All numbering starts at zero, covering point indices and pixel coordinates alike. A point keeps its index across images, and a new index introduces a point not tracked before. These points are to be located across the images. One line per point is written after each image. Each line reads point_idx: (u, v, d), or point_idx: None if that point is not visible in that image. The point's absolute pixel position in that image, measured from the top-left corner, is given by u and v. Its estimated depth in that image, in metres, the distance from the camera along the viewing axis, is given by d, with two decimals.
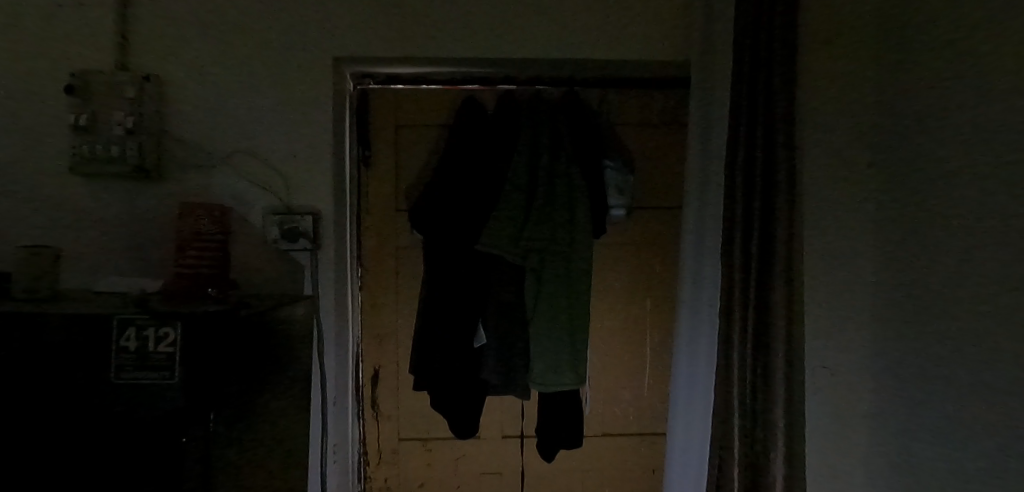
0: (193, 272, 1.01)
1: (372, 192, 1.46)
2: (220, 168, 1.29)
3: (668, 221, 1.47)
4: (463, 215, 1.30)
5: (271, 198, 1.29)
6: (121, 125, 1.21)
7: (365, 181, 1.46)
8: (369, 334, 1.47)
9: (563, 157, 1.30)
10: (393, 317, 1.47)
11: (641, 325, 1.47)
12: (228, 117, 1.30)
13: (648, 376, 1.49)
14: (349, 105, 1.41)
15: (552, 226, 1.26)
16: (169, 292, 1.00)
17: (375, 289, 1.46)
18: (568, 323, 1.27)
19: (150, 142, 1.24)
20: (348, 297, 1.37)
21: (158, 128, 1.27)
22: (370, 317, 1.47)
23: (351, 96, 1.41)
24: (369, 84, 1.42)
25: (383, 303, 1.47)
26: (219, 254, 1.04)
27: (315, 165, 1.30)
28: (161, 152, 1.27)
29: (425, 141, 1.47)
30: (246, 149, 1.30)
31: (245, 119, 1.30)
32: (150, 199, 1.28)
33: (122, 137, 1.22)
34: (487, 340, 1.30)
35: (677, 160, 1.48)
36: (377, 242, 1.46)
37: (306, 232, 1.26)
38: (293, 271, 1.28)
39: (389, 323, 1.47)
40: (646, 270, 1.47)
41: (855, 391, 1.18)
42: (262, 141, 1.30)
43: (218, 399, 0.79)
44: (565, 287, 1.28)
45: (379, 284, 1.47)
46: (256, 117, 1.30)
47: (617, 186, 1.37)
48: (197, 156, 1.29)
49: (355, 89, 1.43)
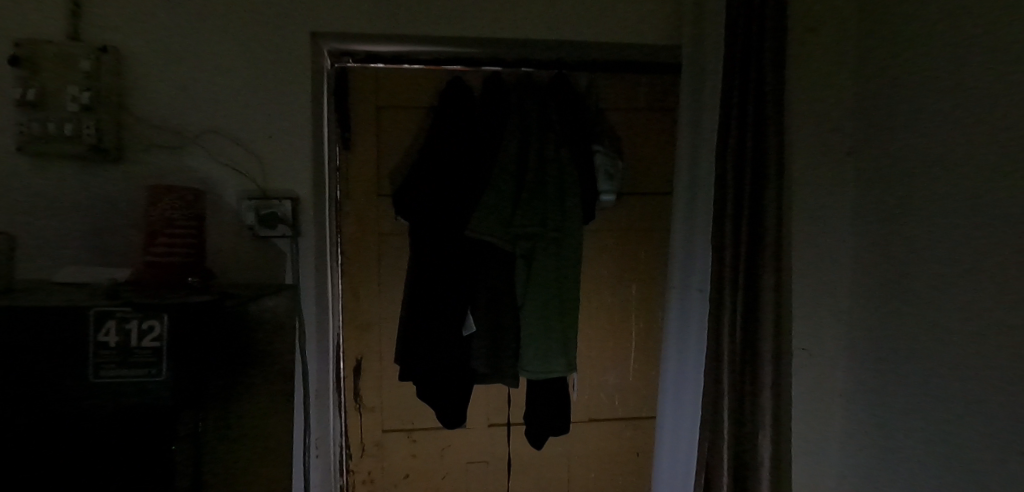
0: (170, 261, 0.94)
1: (351, 176, 1.39)
2: (190, 149, 1.21)
3: (654, 207, 1.47)
4: (450, 201, 1.26)
5: (245, 181, 1.21)
6: (75, 100, 1.11)
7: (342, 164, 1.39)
8: (350, 324, 1.41)
9: (553, 142, 1.28)
10: (375, 305, 1.41)
11: (628, 310, 1.47)
12: (196, 95, 1.21)
13: (635, 362, 1.49)
14: (327, 84, 1.34)
15: (542, 211, 1.24)
16: (139, 283, 0.92)
17: (355, 276, 1.40)
18: (559, 310, 1.26)
19: (109, 120, 1.15)
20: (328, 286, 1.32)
21: (117, 105, 1.17)
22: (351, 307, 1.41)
23: (329, 74, 1.34)
24: (347, 62, 1.35)
25: (363, 291, 1.40)
26: (195, 240, 0.98)
27: (292, 147, 1.23)
28: (120, 131, 1.18)
29: (408, 123, 1.41)
30: (218, 129, 1.22)
31: (217, 96, 1.22)
32: (109, 182, 1.18)
33: (76, 113, 1.12)
34: (476, 328, 1.27)
35: (664, 145, 1.46)
36: (357, 228, 1.40)
37: (285, 217, 1.19)
38: (270, 258, 1.21)
39: (371, 312, 1.41)
40: (633, 255, 1.46)
41: (839, 372, 1.20)
42: (235, 121, 1.22)
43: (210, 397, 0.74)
44: (555, 274, 1.26)
45: (359, 272, 1.40)
46: (228, 94, 1.22)
47: (606, 171, 1.35)
48: (162, 136, 1.20)
49: (332, 67, 1.36)
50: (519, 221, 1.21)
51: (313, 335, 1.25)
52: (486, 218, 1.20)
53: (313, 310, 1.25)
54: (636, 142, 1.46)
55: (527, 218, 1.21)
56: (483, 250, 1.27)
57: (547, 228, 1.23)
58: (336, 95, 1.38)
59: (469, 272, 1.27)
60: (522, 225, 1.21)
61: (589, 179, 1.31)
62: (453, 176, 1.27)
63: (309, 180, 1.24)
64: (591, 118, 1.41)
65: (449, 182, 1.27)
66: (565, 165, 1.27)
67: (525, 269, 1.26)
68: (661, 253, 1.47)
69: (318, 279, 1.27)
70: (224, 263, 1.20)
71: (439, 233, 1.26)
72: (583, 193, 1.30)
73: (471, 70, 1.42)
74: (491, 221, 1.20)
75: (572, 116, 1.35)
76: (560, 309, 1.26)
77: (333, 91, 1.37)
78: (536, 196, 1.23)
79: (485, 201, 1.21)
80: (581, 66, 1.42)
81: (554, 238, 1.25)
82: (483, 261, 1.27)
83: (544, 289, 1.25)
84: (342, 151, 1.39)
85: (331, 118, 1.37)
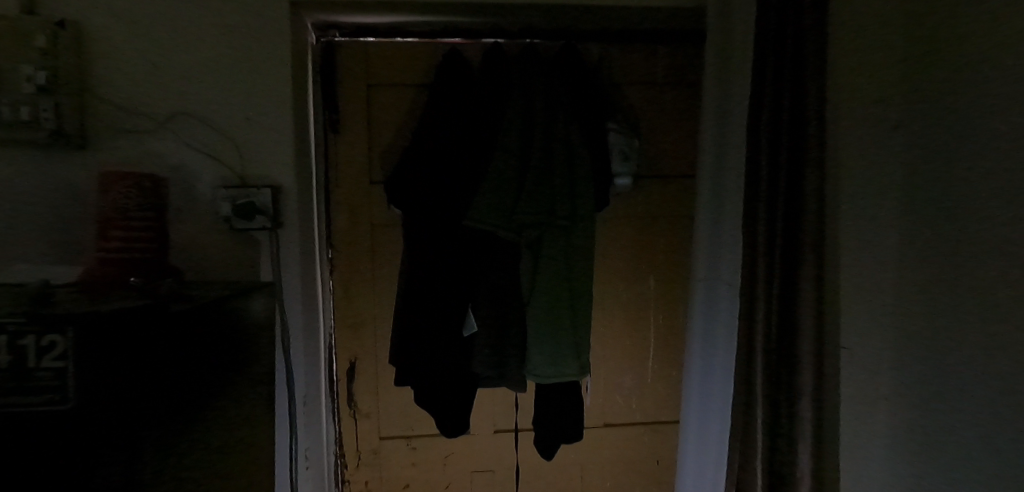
0: (128, 258, 0.84)
1: (341, 162, 1.27)
2: (160, 134, 1.09)
3: (674, 191, 1.33)
4: (447, 189, 1.14)
5: (221, 169, 1.10)
6: (31, 81, 0.99)
7: (331, 149, 1.27)
8: (342, 324, 1.30)
9: (562, 119, 1.14)
10: (369, 302, 1.30)
11: (646, 306, 1.34)
12: (166, 73, 1.10)
13: (653, 362, 1.36)
14: (312, 61, 1.22)
15: (550, 197, 1.10)
16: (88, 284, 0.82)
17: (347, 272, 1.29)
18: (570, 308, 1.13)
19: (69, 102, 1.04)
20: (314, 282, 1.21)
21: (79, 86, 1.06)
22: (343, 305, 1.30)
23: (314, 50, 1.22)
24: (333, 36, 1.24)
25: (355, 288, 1.29)
26: (155, 235, 0.86)
27: (271, 130, 1.12)
28: (84, 115, 1.07)
29: (402, 102, 1.28)
30: (190, 111, 1.10)
31: (189, 75, 1.10)
32: (72, 171, 1.07)
33: (32, 96, 1.00)
34: (477, 328, 1.15)
35: (685, 122, 1.32)
36: (348, 219, 1.28)
37: (264, 208, 1.08)
38: (250, 253, 1.10)
39: (365, 310, 1.30)
40: (652, 244, 1.32)
41: (875, 384, 0.99)
42: (210, 103, 1.11)
43: (153, 417, 0.67)
44: (565, 268, 1.13)
45: (351, 267, 1.29)
46: (201, 73, 1.10)
47: (622, 151, 1.21)
48: (129, 120, 1.09)
49: (318, 42, 1.24)
50: (523, 210, 1.08)
51: (298, 338, 1.15)
52: (486, 207, 1.08)
53: (297, 310, 1.14)
54: (655, 119, 1.31)
55: (533, 205, 1.08)
56: (485, 241, 1.15)
57: (554, 217, 1.10)
58: (322, 73, 1.25)
59: (470, 266, 1.15)
60: (527, 214, 1.08)
61: (602, 161, 1.18)
62: (449, 160, 1.15)
63: (291, 167, 1.12)
64: (604, 94, 1.26)
65: (445, 167, 1.14)
66: (574, 146, 1.13)
67: (530, 262, 1.13)
68: (682, 242, 1.33)
69: (303, 275, 1.16)
70: (198, 260, 1.09)
71: (434, 224, 1.14)
72: (595, 177, 1.16)
73: (470, 41, 1.27)
74: (492, 210, 1.08)
75: (583, 90, 1.21)
76: (570, 307, 1.13)
77: (318, 68, 1.24)
78: (542, 181, 1.10)
79: (485, 188, 1.09)
80: (592, 36, 1.28)
81: (562, 228, 1.12)
82: (485, 253, 1.15)
83: (552, 285, 1.12)
84: (330, 135, 1.26)
85: (317, 99, 1.25)
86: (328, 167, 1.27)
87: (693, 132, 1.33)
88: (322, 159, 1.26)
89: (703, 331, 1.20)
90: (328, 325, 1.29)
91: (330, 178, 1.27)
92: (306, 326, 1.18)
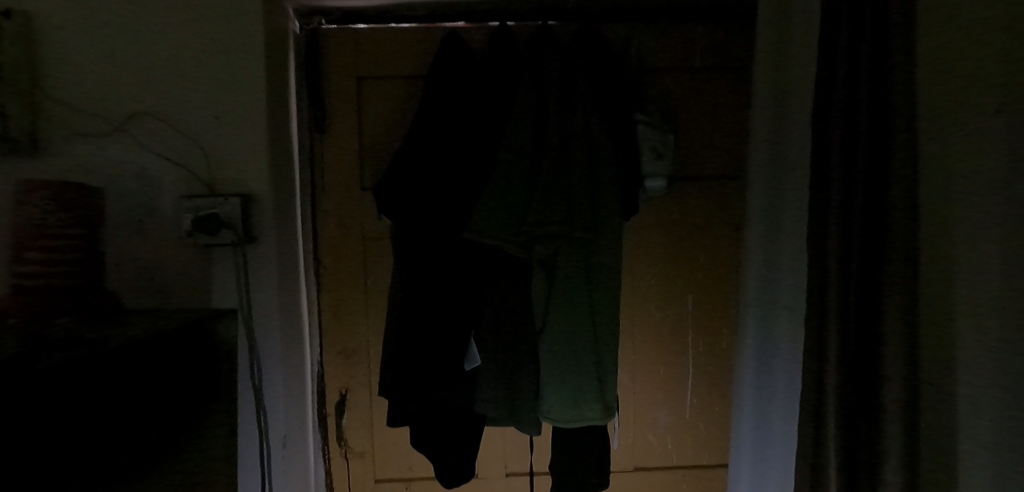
0: (49, 286, 0.69)
1: (329, 166, 1.11)
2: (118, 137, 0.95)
3: (716, 195, 1.12)
4: (444, 195, 0.97)
5: (185, 176, 0.96)
6: None
7: (317, 152, 1.12)
8: (330, 350, 1.14)
9: (581, 109, 0.95)
10: (362, 326, 1.13)
11: (684, 329, 1.13)
12: (125, 67, 0.96)
13: (693, 396, 1.15)
14: (294, 51, 1.07)
15: (568, 203, 0.91)
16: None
17: (337, 291, 1.13)
18: (593, 337, 0.94)
19: (14, 102, 0.91)
20: (295, 303, 1.06)
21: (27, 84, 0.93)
22: (332, 328, 1.13)
23: (296, 39, 1.08)
24: (319, 23, 1.09)
25: (345, 309, 1.13)
26: (83, 258, 0.72)
27: (242, 130, 0.97)
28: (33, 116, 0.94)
29: (396, 97, 1.11)
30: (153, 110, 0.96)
31: (151, 69, 0.96)
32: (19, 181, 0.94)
33: None
34: (481, 362, 0.97)
35: (730, 113, 1.11)
36: (338, 231, 1.12)
37: (231, 221, 0.93)
38: (218, 273, 0.95)
39: (358, 334, 1.14)
40: (689, 257, 1.12)
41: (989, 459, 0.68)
42: (175, 100, 0.97)
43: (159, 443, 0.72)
44: (587, 289, 0.94)
45: (342, 286, 1.13)
46: (164, 65, 0.96)
47: (654, 147, 1.02)
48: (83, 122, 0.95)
49: (302, 31, 1.09)
50: (533, 220, 0.90)
51: (275, 369, 0.99)
52: (488, 217, 0.90)
53: (273, 337, 0.98)
54: (694, 110, 1.11)
55: (546, 213, 0.90)
56: (489, 257, 0.97)
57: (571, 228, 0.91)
58: (306, 65, 1.10)
59: (471, 286, 0.98)
60: (538, 225, 0.90)
61: (630, 159, 0.99)
62: (446, 162, 0.98)
63: (265, 173, 0.97)
64: (632, 80, 1.07)
65: (441, 169, 0.98)
66: (596, 142, 0.94)
67: (544, 282, 0.94)
68: (727, 255, 1.12)
69: (281, 297, 1.01)
70: (160, 281, 0.95)
71: (429, 237, 0.97)
72: (621, 180, 0.97)
73: (475, 24, 1.10)
74: (495, 221, 0.91)
75: (607, 75, 1.02)
76: (593, 336, 0.94)
77: (301, 60, 1.09)
78: (557, 185, 0.91)
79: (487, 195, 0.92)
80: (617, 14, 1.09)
81: (581, 241, 0.93)
82: (489, 271, 0.98)
83: (570, 309, 0.93)
84: (316, 135, 1.11)
85: (301, 95, 1.10)
86: (313, 173, 1.12)
87: (741, 123, 1.12)
88: (307, 163, 1.10)
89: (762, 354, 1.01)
90: (315, 351, 1.14)
91: (316, 185, 1.12)
92: (284, 354, 1.02)
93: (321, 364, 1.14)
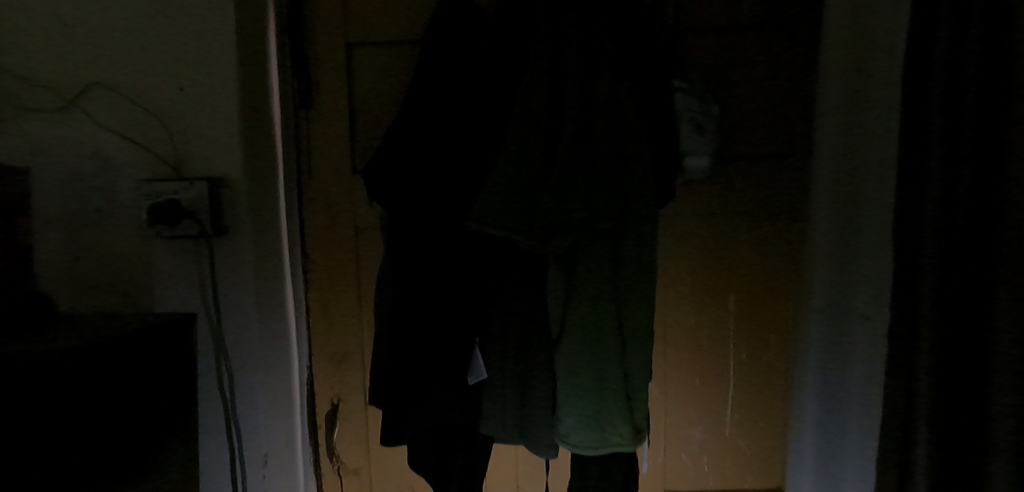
0: None
1: (318, 147, 0.98)
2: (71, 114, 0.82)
3: (769, 180, 0.94)
4: (442, 181, 0.83)
5: (147, 158, 0.83)
6: None
7: (302, 131, 0.98)
8: (320, 356, 1.02)
9: (607, 72, 0.78)
10: (356, 330, 1.01)
11: (733, 333, 0.98)
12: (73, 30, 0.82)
13: (734, 417, 1.00)
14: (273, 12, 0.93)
15: (591, 187, 0.76)
16: None
17: (327, 290, 1.00)
18: (621, 347, 0.78)
19: None
20: (278, 302, 0.93)
21: None
22: (323, 331, 1.01)
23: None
24: None
25: (337, 311, 1.00)
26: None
27: (211, 104, 0.83)
28: None
29: (389, 68, 0.96)
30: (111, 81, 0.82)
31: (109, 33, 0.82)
32: None
33: None
34: (487, 376, 0.83)
35: (788, 79, 0.92)
36: (328, 220, 0.99)
37: (198, 208, 0.80)
38: (185, 268, 0.83)
39: (351, 339, 1.01)
40: (739, 250, 0.97)
41: None
42: (136, 71, 0.83)
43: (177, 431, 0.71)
44: (614, 293, 0.78)
45: (333, 284, 1.00)
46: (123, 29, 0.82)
47: (695, 119, 0.83)
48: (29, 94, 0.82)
49: None
50: (547, 210, 0.75)
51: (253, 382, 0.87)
52: (494, 207, 0.76)
53: (251, 346, 0.86)
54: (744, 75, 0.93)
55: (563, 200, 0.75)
56: (496, 254, 0.83)
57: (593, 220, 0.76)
58: (287, 30, 0.95)
59: (474, 287, 0.83)
60: (554, 216, 0.75)
61: (666, 132, 0.81)
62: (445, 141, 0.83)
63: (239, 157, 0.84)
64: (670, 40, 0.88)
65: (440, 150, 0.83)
66: (624, 115, 0.78)
67: (562, 285, 0.79)
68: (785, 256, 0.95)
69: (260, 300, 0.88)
70: (120, 278, 0.82)
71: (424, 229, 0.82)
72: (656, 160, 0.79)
73: None
74: (502, 211, 0.76)
75: (637, 31, 0.84)
76: (622, 349, 0.78)
77: (282, 24, 0.95)
78: (577, 168, 0.75)
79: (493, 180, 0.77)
80: None
81: (606, 235, 0.77)
82: (492, 270, 0.83)
83: (594, 318, 0.77)
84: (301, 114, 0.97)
85: (283, 64, 0.96)
86: (298, 157, 0.98)
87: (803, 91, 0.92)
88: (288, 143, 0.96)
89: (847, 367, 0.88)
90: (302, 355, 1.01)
91: (301, 170, 0.98)
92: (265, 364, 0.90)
93: (310, 372, 1.02)
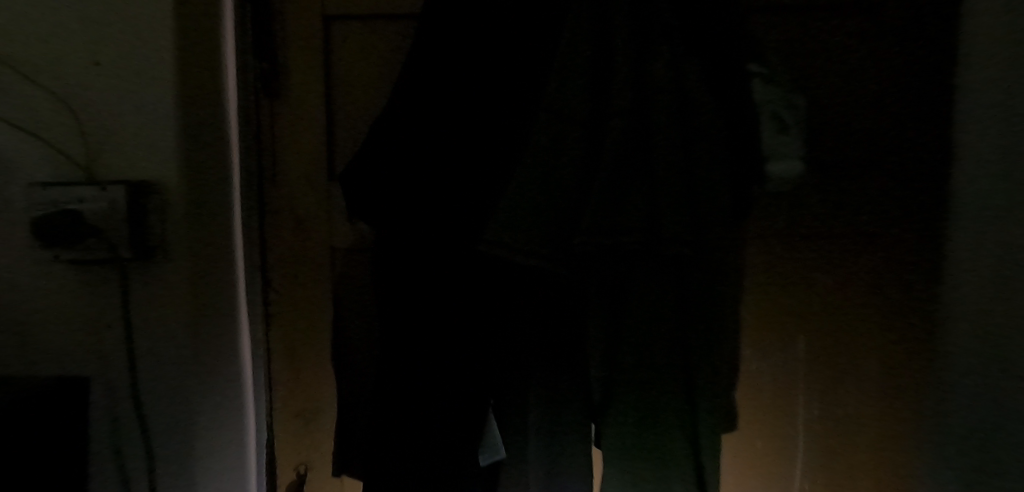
0: None
1: (287, 149, 0.78)
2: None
3: (832, 196, 0.78)
4: (446, 192, 0.63)
5: (44, 153, 0.61)
6: None
7: (266, 128, 0.78)
8: (282, 412, 0.81)
9: (668, 49, 0.59)
10: (330, 378, 0.80)
11: (826, 381, 0.81)
12: None
13: (805, 490, 0.84)
14: None
15: (646, 202, 0.57)
16: None
17: (295, 328, 0.80)
18: (686, 412, 0.59)
19: None
20: (225, 347, 0.72)
21: None
22: (286, 380, 0.80)
23: None
24: None
25: (308, 355, 0.80)
26: None
27: (139, 86, 0.62)
28: None
29: (379, 49, 0.77)
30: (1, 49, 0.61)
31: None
32: None
33: None
34: (504, 457, 0.64)
35: (870, 73, 0.75)
36: (299, 240, 0.79)
37: (109, 222, 0.60)
38: (95, 303, 0.62)
39: (325, 391, 0.81)
40: (852, 283, 0.79)
41: None
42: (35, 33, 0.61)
43: None
44: (674, 343, 0.59)
45: (303, 321, 0.80)
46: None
47: (777, 113, 0.63)
48: None
49: None
50: (591, 232, 0.56)
51: (192, 457, 0.65)
52: (518, 228, 0.57)
53: (188, 410, 0.65)
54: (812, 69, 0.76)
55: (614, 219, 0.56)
56: (514, 287, 0.64)
57: (650, 246, 0.57)
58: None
59: (485, 331, 0.64)
60: (599, 241, 0.56)
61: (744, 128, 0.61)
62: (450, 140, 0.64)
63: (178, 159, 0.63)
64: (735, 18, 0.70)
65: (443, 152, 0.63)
66: (693, 108, 0.59)
67: (603, 331, 0.60)
68: (859, 303, 0.79)
69: (204, 346, 0.67)
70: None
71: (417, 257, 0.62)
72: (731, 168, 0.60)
73: None
74: (527, 232, 0.57)
75: None
76: (684, 417, 0.59)
77: None
78: (628, 178, 0.57)
79: (516, 191, 0.58)
80: None
81: (665, 266, 0.58)
82: (509, 309, 0.64)
83: (646, 375, 0.58)
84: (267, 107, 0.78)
85: (245, 42, 0.76)
86: (262, 160, 0.78)
87: (888, 88, 0.76)
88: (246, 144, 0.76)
89: (949, 435, 0.73)
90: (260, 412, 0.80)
91: (265, 178, 0.78)
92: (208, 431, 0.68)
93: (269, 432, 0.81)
